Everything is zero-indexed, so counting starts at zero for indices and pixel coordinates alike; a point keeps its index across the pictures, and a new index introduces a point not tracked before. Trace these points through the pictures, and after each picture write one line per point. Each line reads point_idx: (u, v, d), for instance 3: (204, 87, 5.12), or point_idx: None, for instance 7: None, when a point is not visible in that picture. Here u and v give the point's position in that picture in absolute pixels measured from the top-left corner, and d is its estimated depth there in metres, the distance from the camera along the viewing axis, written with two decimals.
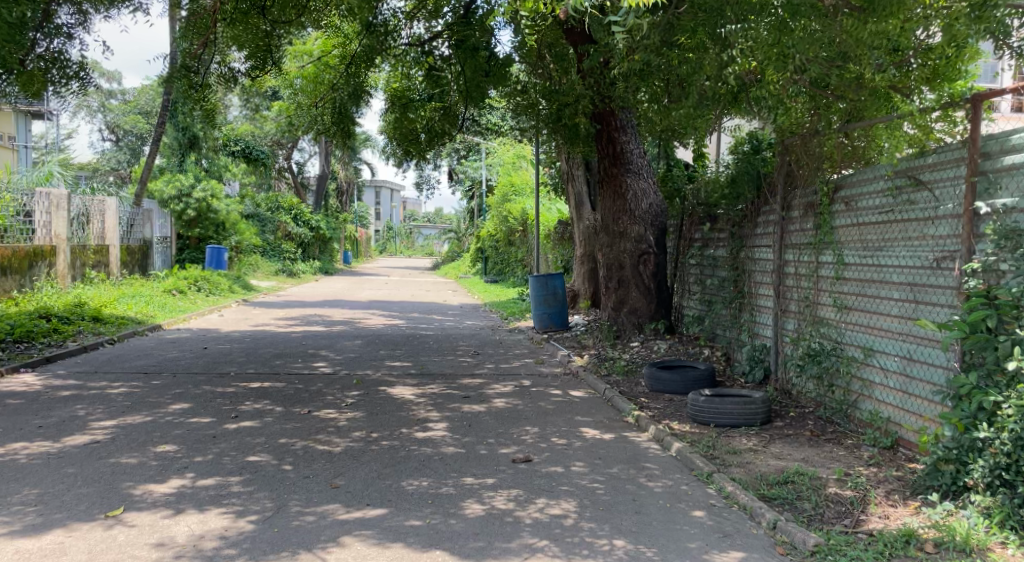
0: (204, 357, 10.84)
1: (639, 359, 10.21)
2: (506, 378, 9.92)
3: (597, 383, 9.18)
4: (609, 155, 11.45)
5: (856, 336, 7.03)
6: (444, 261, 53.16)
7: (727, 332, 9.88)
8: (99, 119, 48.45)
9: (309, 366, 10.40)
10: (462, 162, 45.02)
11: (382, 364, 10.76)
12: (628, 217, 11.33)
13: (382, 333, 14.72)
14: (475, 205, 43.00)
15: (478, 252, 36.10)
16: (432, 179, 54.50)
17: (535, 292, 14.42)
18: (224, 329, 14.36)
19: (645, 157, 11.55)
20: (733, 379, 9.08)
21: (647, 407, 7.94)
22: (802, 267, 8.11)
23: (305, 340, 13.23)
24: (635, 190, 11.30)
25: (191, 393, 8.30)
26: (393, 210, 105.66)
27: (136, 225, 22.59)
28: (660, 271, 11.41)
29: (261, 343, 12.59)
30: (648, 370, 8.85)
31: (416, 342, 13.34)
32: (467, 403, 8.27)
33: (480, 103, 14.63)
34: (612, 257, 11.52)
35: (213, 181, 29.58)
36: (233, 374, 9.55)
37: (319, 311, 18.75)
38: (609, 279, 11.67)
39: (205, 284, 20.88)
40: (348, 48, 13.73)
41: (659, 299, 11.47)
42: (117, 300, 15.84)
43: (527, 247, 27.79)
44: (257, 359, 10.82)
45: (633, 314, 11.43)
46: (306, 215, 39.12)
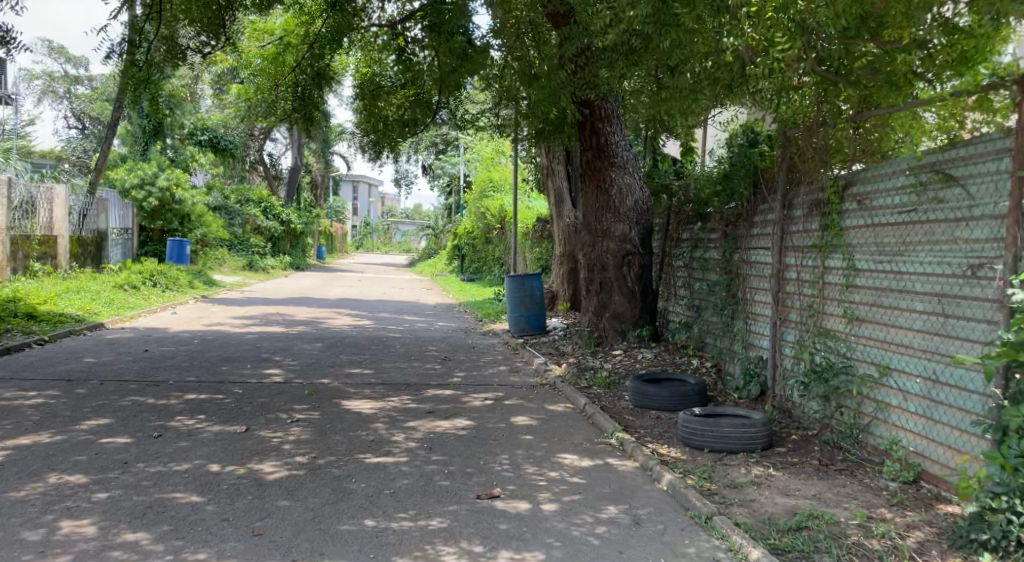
0: (142, 362, 9.84)
1: (623, 370, 9.34)
2: (475, 389, 9.01)
3: (575, 397, 8.30)
4: (592, 147, 10.60)
5: (869, 352, 6.19)
6: (421, 258, 52.17)
7: (718, 341, 9.03)
8: (66, 106, 47.06)
9: (259, 373, 9.43)
10: (440, 158, 44.09)
11: (340, 371, 9.80)
12: (612, 214, 10.47)
13: (345, 334, 13.75)
14: (452, 201, 42.07)
15: (455, 250, 35.12)
16: (409, 175, 53.49)
17: (511, 293, 13.52)
18: (174, 329, 13.33)
19: (630, 151, 10.71)
20: (726, 394, 8.23)
21: (632, 428, 7.07)
22: (805, 271, 7.26)
23: (261, 342, 12.24)
24: (620, 185, 10.46)
25: (115, 406, 7.32)
26: (370, 206, 104.40)
27: (90, 215, 21.46)
28: (646, 273, 10.55)
29: (211, 346, 11.60)
30: (633, 383, 7.99)
31: (381, 345, 12.38)
32: (429, 420, 7.34)
33: (455, 92, 13.73)
34: (594, 257, 10.65)
35: (177, 171, 28.42)
36: (169, 383, 8.57)
37: (283, 309, 17.73)
38: (591, 281, 10.78)
39: (162, 279, 19.82)
40: (313, 28, 12.80)
41: (644, 304, 10.60)
42: (59, 296, 14.82)
43: (504, 244, 26.89)
44: (202, 364, 9.84)
45: (616, 319, 10.55)
46: (277, 208, 37.95)
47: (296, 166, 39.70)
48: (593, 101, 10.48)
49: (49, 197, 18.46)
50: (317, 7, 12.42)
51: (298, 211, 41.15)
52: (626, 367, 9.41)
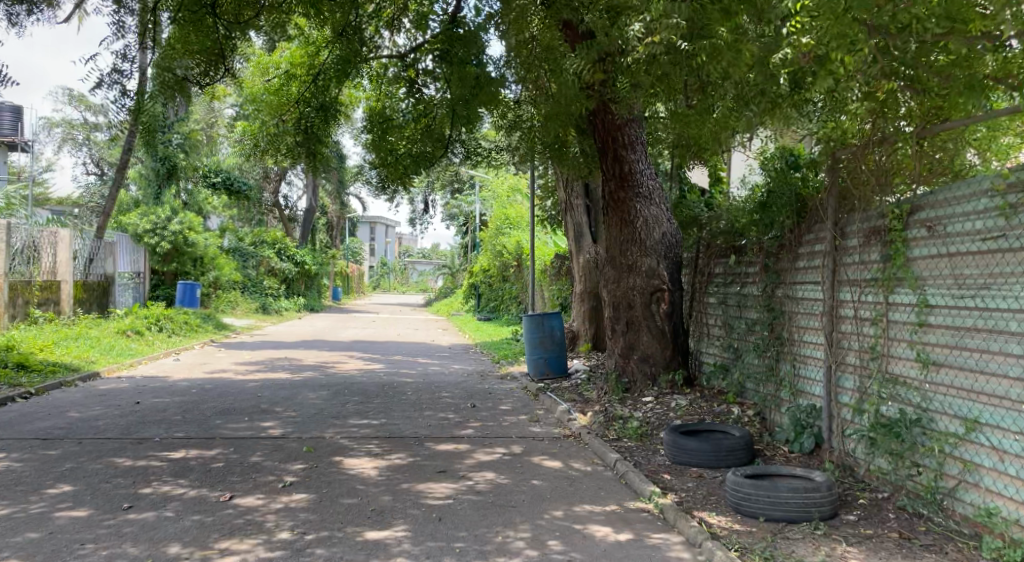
0: (131, 416, 9.05)
1: (655, 419, 8.43)
2: (492, 442, 8.13)
3: (604, 451, 7.41)
4: (614, 177, 9.81)
5: (951, 402, 5.32)
6: (438, 298, 51.50)
7: (761, 386, 8.12)
8: (85, 153, 47.16)
9: (255, 427, 8.62)
10: (456, 197, 43.66)
11: (344, 423, 8.96)
12: (637, 247, 9.65)
13: (355, 380, 12.92)
14: (468, 239, 41.50)
15: (472, 289, 34.36)
16: (425, 214, 53.13)
17: (529, 333, 12.67)
18: (172, 378, 12.57)
19: (655, 179, 9.93)
20: (774, 447, 7.32)
21: (672, 490, 6.18)
22: (864, 308, 6.39)
23: (263, 390, 11.43)
24: (646, 217, 9.67)
25: (87, 471, 6.53)
26: (387, 247, 104.26)
27: (97, 259, 20.91)
28: (676, 312, 9.68)
29: (209, 396, 10.81)
30: (669, 435, 7.11)
31: (391, 392, 11.54)
32: (440, 482, 6.49)
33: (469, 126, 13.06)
34: (619, 294, 9.79)
35: (190, 213, 27.93)
36: (156, 440, 7.77)
37: (292, 353, 16.96)
38: (616, 320, 9.90)
39: (168, 324, 19.14)
40: (319, 59, 12.16)
41: (675, 344, 9.70)
42: (55, 344, 14.13)
43: (521, 282, 26.09)
44: (195, 418, 9.05)
45: (645, 361, 9.64)
46: (291, 249, 37.43)
47: (311, 207, 39.30)
48: (614, 126, 9.72)
49: (53, 239, 17.93)
50: (323, 37, 11.80)
51: (313, 251, 40.64)
52: (659, 416, 8.50)
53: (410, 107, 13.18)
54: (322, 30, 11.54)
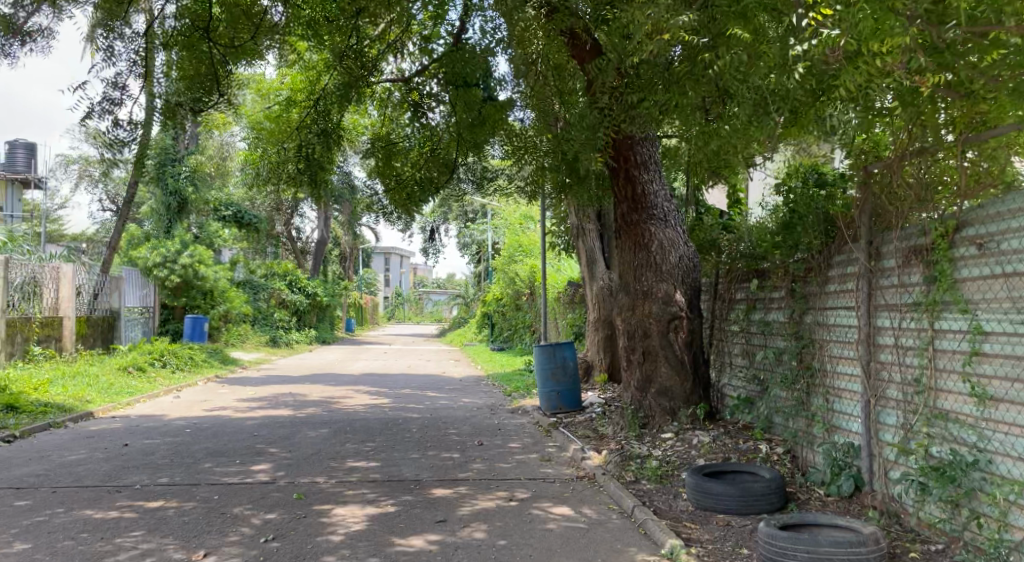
0: (115, 461, 8.50)
1: (676, 457, 7.78)
2: (499, 485, 7.50)
3: (619, 497, 6.78)
4: (627, 198, 9.27)
5: (1015, 442, 4.71)
6: (452, 328, 50.89)
7: (791, 422, 7.48)
8: (100, 189, 47.23)
9: (245, 471, 8.05)
10: (469, 227, 43.24)
11: (340, 466, 8.37)
12: (653, 272, 9.06)
13: (359, 417, 12.31)
14: (481, 268, 41.02)
15: (486, 318, 33.76)
16: (438, 244, 52.76)
17: (541, 364, 12.06)
18: (168, 417, 12.02)
19: (670, 201, 9.39)
20: (807, 490, 6.67)
21: (695, 543, 5.55)
22: (905, 336, 5.77)
23: (260, 428, 10.86)
24: (661, 240, 9.10)
25: (51, 527, 5.99)
26: (401, 277, 104.00)
27: (102, 294, 20.50)
28: (696, 340, 9.03)
29: (203, 436, 10.25)
30: (691, 478, 6.48)
31: (395, 429, 10.94)
32: (437, 535, 5.89)
33: (477, 152, 12.55)
34: (634, 322, 9.15)
35: (200, 246, 27.57)
36: (136, 488, 7.22)
37: (297, 388, 16.38)
38: (631, 351, 9.24)
39: (172, 359, 18.65)
40: (319, 83, 11.71)
41: (695, 376, 9.02)
42: (50, 382, 13.64)
43: (534, 311, 25.48)
44: (183, 461, 8.49)
45: (663, 395, 8.95)
46: (303, 281, 37.02)
47: (323, 238, 38.95)
48: (626, 145, 9.22)
49: (56, 274, 17.56)
50: (323, 60, 11.37)
51: (325, 283, 40.22)
52: (680, 454, 7.85)
53: (415, 132, 12.70)
54: (323, 54, 11.12)
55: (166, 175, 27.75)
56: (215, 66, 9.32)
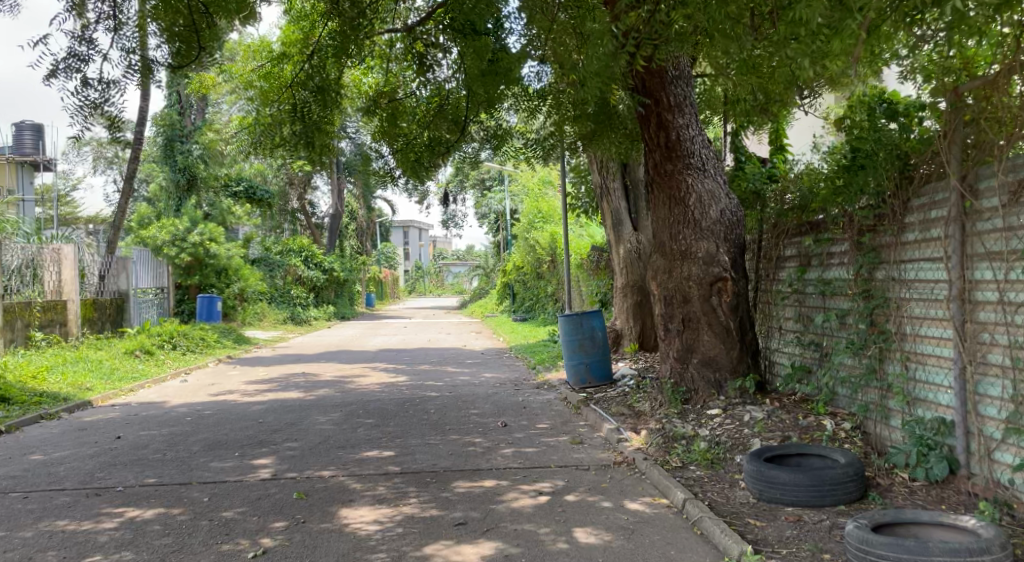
0: (102, 457, 7.68)
1: (727, 437, 6.81)
2: (526, 476, 6.59)
3: (666, 486, 5.87)
4: (659, 148, 8.25)
5: None
6: (473, 299, 50.04)
7: (860, 393, 6.52)
8: (115, 171, 46.61)
9: (244, 465, 7.22)
10: (486, 195, 42.27)
11: (350, 456, 7.50)
12: (691, 229, 8.05)
13: (373, 397, 11.46)
14: (500, 237, 40.10)
15: (507, 288, 32.87)
16: (455, 214, 51.80)
17: (567, 335, 11.10)
18: (170, 404, 11.23)
19: (709, 148, 8.35)
20: (886, 473, 5.73)
21: (766, 547, 4.64)
22: (1015, 290, 4.81)
23: (267, 413, 10.02)
24: (700, 192, 8.09)
25: (12, 545, 5.17)
26: (420, 250, 103.13)
27: (109, 275, 19.71)
28: (742, 304, 8.01)
29: (204, 424, 9.44)
30: (751, 466, 5.56)
31: (411, 410, 10.06)
32: (458, 543, 5.01)
33: (489, 108, 11.54)
34: (671, 286, 8.16)
35: (211, 223, 26.76)
36: (117, 490, 6.39)
37: (310, 368, 15.56)
38: (669, 318, 8.25)
39: (182, 341, 17.90)
40: (314, 35, 10.72)
41: (743, 344, 8.01)
42: (49, 370, 12.91)
43: (556, 279, 24.53)
44: (175, 456, 7.65)
45: (707, 367, 7.98)
46: (319, 256, 36.13)
47: (338, 212, 38.08)
48: (657, 87, 8.17)
49: (57, 256, 16.80)
50: (318, 7, 10.37)
51: (342, 257, 39.42)
52: (731, 433, 6.89)
53: (422, 89, 11.71)
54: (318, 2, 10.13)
55: (174, 151, 26.97)
56: (196, 15, 8.38)
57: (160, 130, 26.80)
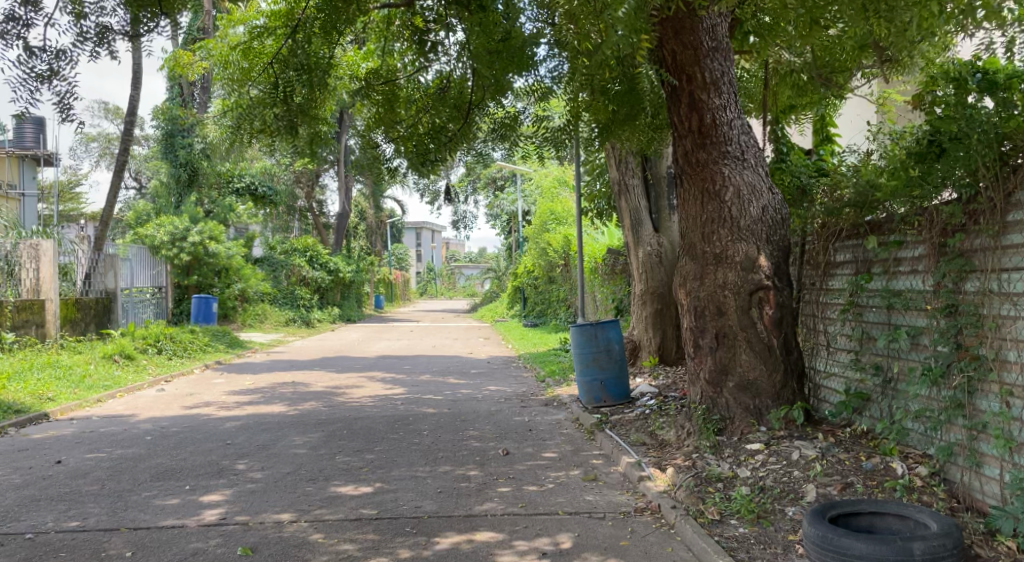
0: (28, 490, 6.52)
1: (773, 482, 5.58)
2: (527, 527, 5.37)
3: (708, 552, 4.65)
4: (690, 133, 7.03)
5: None
6: (484, 303, 48.73)
7: (943, 432, 5.28)
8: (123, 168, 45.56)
9: (190, 504, 6.05)
10: (497, 196, 41.16)
11: (319, 493, 6.32)
12: (729, 227, 6.84)
13: (362, 413, 10.24)
14: (512, 240, 38.90)
15: (518, 291, 31.66)
16: (467, 215, 50.67)
17: (579, 348, 9.90)
18: (135, 418, 10.06)
19: (750, 134, 7.11)
20: (987, 540, 4.50)
21: None
22: None
23: (239, 431, 8.84)
24: (739, 185, 6.88)
25: None
26: (432, 252, 101.97)
27: (96, 274, 18.55)
28: (788, 318, 6.77)
29: (162, 444, 8.26)
30: (815, 529, 4.33)
31: (401, 431, 8.85)
32: None
33: (498, 93, 10.31)
34: (703, 294, 6.94)
35: (211, 221, 25.58)
36: (25, 538, 5.29)
37: (301, 377, 14.35)
38: (700, 333, 7.01)
39: (168, 345, 16.78)
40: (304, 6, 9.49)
41: (787, 364, 6.76)
42: (11, 376, 11.81)
43: (569, 284, 23.28)
44: (115, 489, 6.49)
45: (744, 391, 6.74)
46: (325, 257, 34.79)
47: (345, 211, 36.91)
48: (689, 61, 6.95)
49: (35, 253, 15.73)
50: None
51: (349, 258, 38.23)
52: (779, 476, 5.65)
53: (423, 74, 10.53)
54: None
55: (175, 146, 25.92)
56: None
57: (162, 124, 25.74)
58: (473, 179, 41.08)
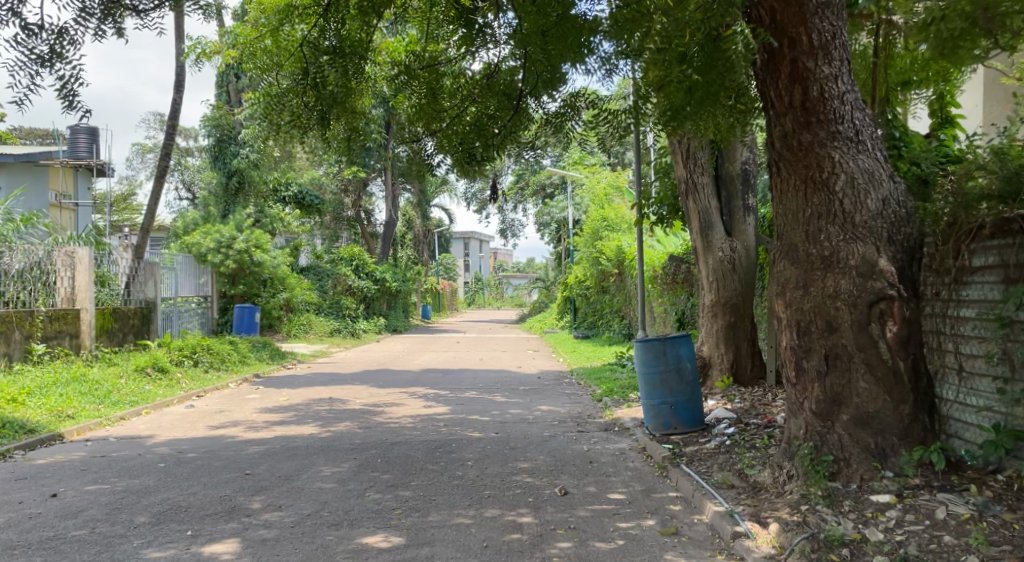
0: (7, 533, 5.54)
1: (920, 552, 4.35)
2: None
3: None
4: (792, 109, 5.80)
5: None
6: (532, 313, 47.56)
7: None
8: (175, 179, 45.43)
9: (190, 558, 4.99)
10: (547, 204, 40.01)
11: (343, 544, 5.21)
12: (841, 223, 5.59)
13: (401, 436, 9.14)
14: (560, 249, 37.73)
15: (568, 302, 30.43)
16: (516, 224, 49.62)
17: (645, 367, 8.67)
18: (152, 439, 9.09)
19: (864, 111, 5.85)
20: None
21: None
22: None
23: (262, 458, 7.78)
24: (853, 173, 5.62)
25: None
26: (480, 262, 101.37)
27: (137, 283, 17.74)
28: (917, 336, 5.46)
29: (174, 472, 7.24)
30: None
31: (443, 461, 7.72)
32: None
33: (556, 82, 9.10)
34: (809, 306, 5.67)
35: (256, 229, 24.80)
36: None
37: (339, 393, 13.32)
38: (803, 354, 5.74)
39: (206, 357, 15.92)
40: None
41: (916, 394, 5.46)
42: (32, 391, 10.97)
43: (624, 295, 22.01)
44: (105, 534, 5.46)
45: (863, 427, 5.47)
46: (371, 266, 33.97)
47: (392, 220, 36.08)
48: (792, 22, 5.74)
49: (70, 261, 14.99)
50: None
51: (396, 267, 37.35)
52: (925, 544, 4.42)
53: (471, 64, 9.47)
54: None
55: (222, 154, 25.31)
56: None
57: (210, 131, 25.12)
58: (522, 186, 40.04)
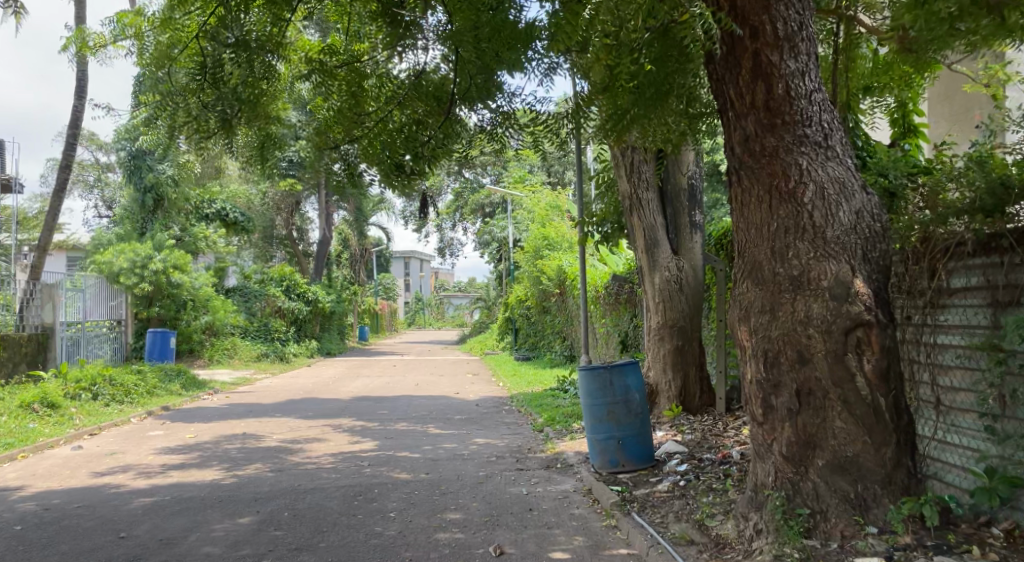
0: None
1: None
2: None
3: None
4: (753, 110, 5.08)
5: None
6: (473, 333, 46.56)
7: None
8: None
9: None
10: (487, 222, 39.14)
11: None
12: (811, 240, 4.87)
13: (315, 481, 8.10)
14: (500, 268, 36.85)
15: (508, 322, 29.57)
16: (455, 243, 48.61)
17: (590, 398, 7.84)
18: (21, 490, 7.85)
19: (833, 112, 5.17)
20: None
21: None
22: None
23: (145, 515, 6.67)
24: (823, 181, 4.91)
25: None
26: (420, 281, 100.01)
27: (33, 307, 16.23)
28: (898, 367, 4.76)
29: (31, 537, 6.09)
30: None
31: (362, 513, 6.74)
32: None
33: (490, 85, 8.24)
34: (777, 334, 4.94)
35: (176, 248, 23.29)
36: None
37: (254, 427, 12.15)
38: (770, 389, 4.99)
39: (107, 388, 14.52)
40: None
41: (899, 435, 4.75)
42: None
43: (566, 315, 21.22)
44: None
45: (840, 474, 4.75)
46: (302, 286, 32.57)
47: (326, 238, 34.73)
48: (754, 10, 5.05)
49: None
50: None
51: (330, 287, 35.98)
52: None
53: (395, 65, 8.55)
54: None
55: (138, 170, 23.78)
56: None
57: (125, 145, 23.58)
58: (460, 204, 39.11)
